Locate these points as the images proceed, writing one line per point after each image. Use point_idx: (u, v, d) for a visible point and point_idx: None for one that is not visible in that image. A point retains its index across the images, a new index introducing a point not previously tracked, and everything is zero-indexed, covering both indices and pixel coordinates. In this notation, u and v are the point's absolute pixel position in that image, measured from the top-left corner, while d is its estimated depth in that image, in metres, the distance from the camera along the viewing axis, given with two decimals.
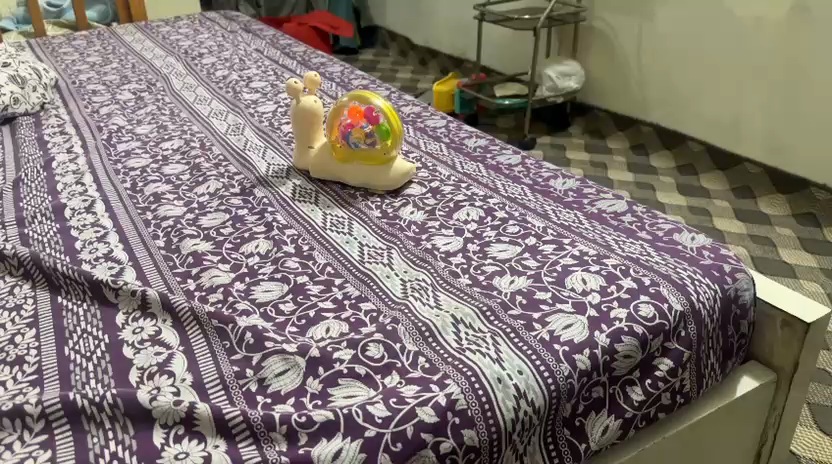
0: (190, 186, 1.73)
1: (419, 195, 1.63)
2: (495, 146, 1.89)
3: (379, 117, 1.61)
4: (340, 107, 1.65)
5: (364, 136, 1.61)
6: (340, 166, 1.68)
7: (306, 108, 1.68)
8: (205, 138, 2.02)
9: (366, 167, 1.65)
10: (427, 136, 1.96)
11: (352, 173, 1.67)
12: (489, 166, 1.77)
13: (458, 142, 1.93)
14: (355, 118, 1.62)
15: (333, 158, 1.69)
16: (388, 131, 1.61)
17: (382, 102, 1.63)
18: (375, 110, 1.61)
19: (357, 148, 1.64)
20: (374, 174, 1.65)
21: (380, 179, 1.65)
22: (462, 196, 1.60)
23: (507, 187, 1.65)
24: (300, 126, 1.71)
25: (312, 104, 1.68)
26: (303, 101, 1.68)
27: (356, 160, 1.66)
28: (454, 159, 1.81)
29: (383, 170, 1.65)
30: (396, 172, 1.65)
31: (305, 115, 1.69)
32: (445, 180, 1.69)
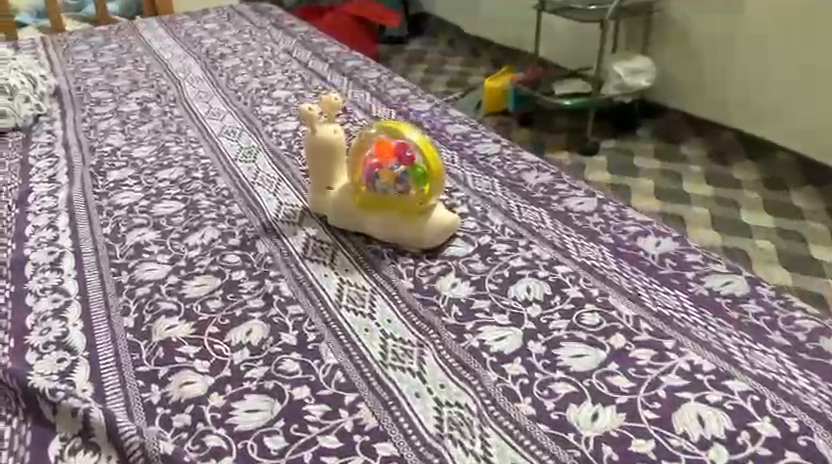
0: (181, 232, 1.40)
1: (464, 256, 1.25)
2: (562, 184, 1.50)
3: (414, 156, 1.25)
4: (365, 143, 1.30)
5: (394, 179, 1.25)
6: (366, 216, 1.32)
7: (324, 139, 1.32)
8: (210, 165, 1.68)
9: (397, 219, 1.28)
10: (476, 168, 1.59)
11: (380, 225, 1.30)
12: (556, 214, 1.38)
13: (515, 178, 1.54)
14: (384, 156, 1.26)
15: (357, 205, 1.33)
16: (425, 174, 1.24)
17: (419, 137, 1.26)
18: (408, 147, 1.25)
19: (386, 195, 1.27)
20: (407, 228, 1.28)
21: (416, 235, 1.27)
22: (520, 261, 1.23)
23: (579, 248, 1.26)
24: (315, 162, 1.35)
25: (331, 135, 1.33)
26: (319, 132, 1.32)
27: (385, 210, 1.29)
28: (510, 203, 1.43)
29: (419, 224, 1.27)
30: (437, 226, 1.27)
31: (321, 149, 1.33)
32: (499, 234, 1.32)
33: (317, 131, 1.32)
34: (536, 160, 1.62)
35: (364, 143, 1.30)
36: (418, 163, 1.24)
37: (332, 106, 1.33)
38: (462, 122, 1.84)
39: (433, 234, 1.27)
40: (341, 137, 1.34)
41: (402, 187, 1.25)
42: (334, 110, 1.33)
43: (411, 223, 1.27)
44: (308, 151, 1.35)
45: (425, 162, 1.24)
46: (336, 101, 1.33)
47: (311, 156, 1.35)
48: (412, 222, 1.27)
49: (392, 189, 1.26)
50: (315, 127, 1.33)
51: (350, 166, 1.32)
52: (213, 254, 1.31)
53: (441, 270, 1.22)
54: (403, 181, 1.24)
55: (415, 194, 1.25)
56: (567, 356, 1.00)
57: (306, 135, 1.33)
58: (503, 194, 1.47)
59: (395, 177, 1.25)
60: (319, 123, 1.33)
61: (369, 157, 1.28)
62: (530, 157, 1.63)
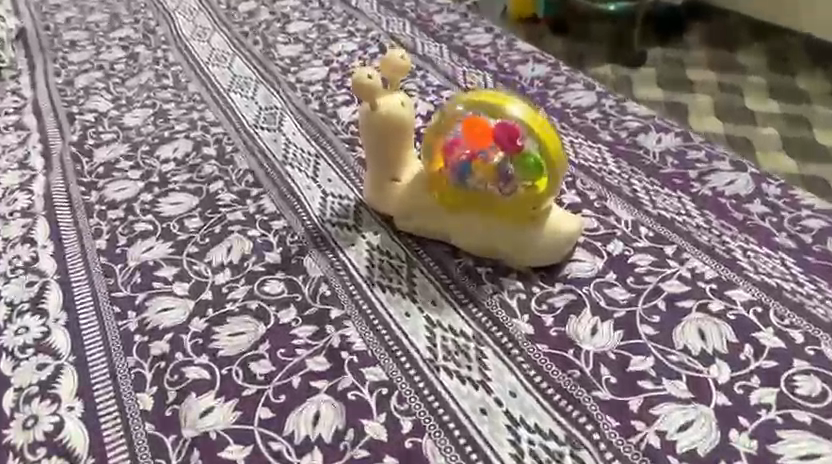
0: (200, 243, 1.05)
1: (597, 277, 0.91)
2: (696, 149, 1.14)
3: (520, 141, 0.88)
4: (446, 120, 0.93)
5: (494, 174, 0.90)
6: (451, 220, 0.97)
7: (387, 116, 0.96)
8: (224, 137, 1.31)
9: (497, 225, 0.93)
10: (573, 130, 1.22)
11: (471, 233, 0.96)
12: (702, 200, 1.03)
13: (629, 142, 1.17)
14: (476, 141, 0.90)
15: (438, 205, 0.98)
16: (538, 164, 0.89)
17: (523, 110, 0.88)
18: (510, 128, 0.88)
19: (481, 194, 0.93)
20: (517, 235, 0.92)
21: (523, 249, 0.92)
22: (677, 285, 0.89)
23: (751, 257, 0.92)
24: (374, 146, 0.99)
25: (397, 110, 0.96)
26: (381, 109, 0.96)
27: (478, 212, 0.95)
28: (633, 184, 1.08)
29: (528, 233, 0.92)
30: (553, 234, 0.92)
31: (382, 130, 0.97)
32: (634, 237, 0.97)
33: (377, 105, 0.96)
34: (649, 113, 1.24)
35: (444, 121, 0.93)
36: (527, 149, 0.89)
37: (396, 70, 0.95)
38: (537, 60, 1.45)
39: (550, 246, 0.92)
40: (410, 111, 0.97)
41: (504, 184, 0.90)
42: (399, 74, 0.96)
43: (516, 231, 0.92)
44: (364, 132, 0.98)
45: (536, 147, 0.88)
46: (401, 61, 0.95)
47: (368, 138, 0.99)
48: (517, 229, 0.92)
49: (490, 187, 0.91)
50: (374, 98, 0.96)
51: (426, 151, 0.97)
52: (248, 280, 0.98)
53: (570, 301, 0.88)
54: (507, 175, 0.90)
55: (524, 193, 0.90)
56: (793, 458, 0.69)
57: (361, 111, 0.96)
58: (621, 171, 1.11)
59: (495, 171, 0.90)
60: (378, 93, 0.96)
61: (455, 142, 0.92)
62: (640, 111, 1.25)
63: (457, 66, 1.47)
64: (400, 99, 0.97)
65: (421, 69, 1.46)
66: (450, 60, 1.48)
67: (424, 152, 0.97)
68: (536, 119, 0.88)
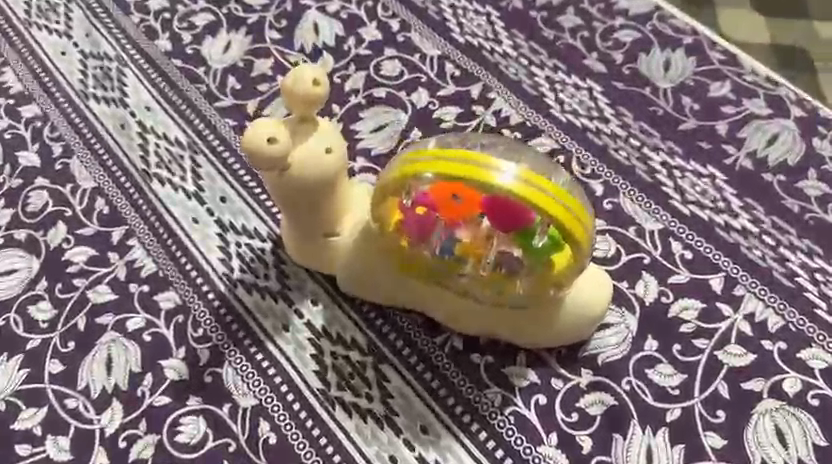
0: (64, 356, 0.74)
1: (635, 350, 0.68)
2: (719, 80, 0.84)
3: (523, 219, 0.58)
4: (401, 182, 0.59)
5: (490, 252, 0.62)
6: (426, 295, 0.68)
7: (308, 174, 0.61)
8: (44, 126, 0.88)
9: (494, 310, 0.66)
10: (548, 55, 0.87)
11: (457, 311, 0.68)
12: (744, 179, 0.76)
13: (628, 73, 0.85)
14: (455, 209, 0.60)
15: (402, 276, 0.68)
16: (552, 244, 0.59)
17: (523, 177, 0.56)
18: (502, 203, 0.57)
19: (469, 274, 0.64)
20: (531, 328, 0.66)
21: (534, 334, 0.66)
22: (739, 352, 0.67)
23: (821, 284, 0.70)
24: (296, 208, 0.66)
25: (319, 160, 0.61)
26: (296, 166, 0.61)
27: (468, 295, 0.66)
28: (649, 160, 0.78)
29: (538, 318, 0.65)
30: (572, 312, 0.65)
31: (305, 192, 0.63)
32: (669, 267, 0.72)
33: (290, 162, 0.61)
34: (645, 12, 0.90)
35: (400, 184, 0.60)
36: (534, 227, 0.59)
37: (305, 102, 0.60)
38: None
39: (570, 327, 0.66)
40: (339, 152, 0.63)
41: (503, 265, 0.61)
42: (312, 107, 0.60)
43: (523, 316, 0.65)
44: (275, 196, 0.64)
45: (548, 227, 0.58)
46: (310, 86, 0.59)
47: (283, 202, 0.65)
48: (523, 313, 0.65)
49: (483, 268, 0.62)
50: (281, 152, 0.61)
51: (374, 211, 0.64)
52: (151, 421, 0.69)
53: (609, 407, 0.65)
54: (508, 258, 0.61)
55: (533, 277, 0.62)
56: None
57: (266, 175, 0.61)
58: (628, 135, 0.80)
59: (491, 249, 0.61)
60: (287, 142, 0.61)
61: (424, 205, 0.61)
62: (633, 9, 0.90)
63: None
64: (321, 141, 0.61)
65: None
66: None
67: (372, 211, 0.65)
68: (546, 188, 0.56)
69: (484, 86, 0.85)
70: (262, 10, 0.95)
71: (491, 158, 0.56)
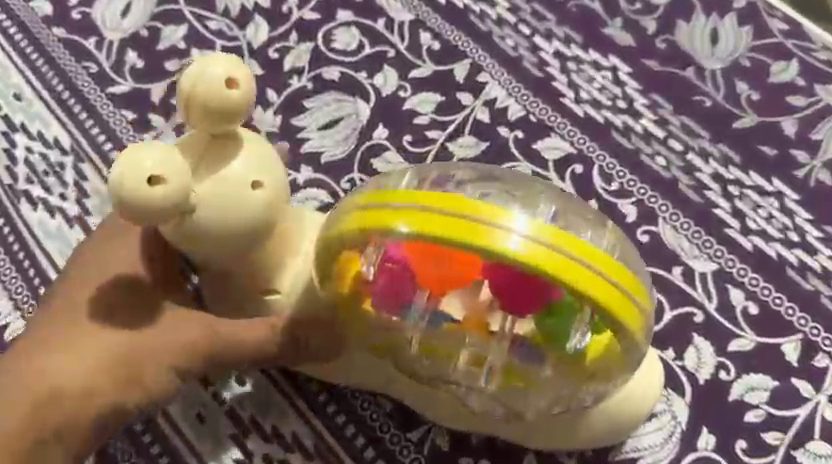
0: None
1: (686, 450, 0.50)
2: (783, 59, 0.63)
3: (546, 298, 0.38)
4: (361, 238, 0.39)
5: (498, 343, 0.41)
6: (404, 391, 0.49)
7: (219, 219, 0.40)
8: None
9: (501, 415, 0.46)
10: (557, 20, 0.65)
11: (444, 407, 0.48)
12: (822, 199, 0.57)
13: (664, 47, 0.63)
14: (443, 277, 0.40)
15: (371, 361, 0.48)
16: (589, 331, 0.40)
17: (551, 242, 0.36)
18: (514, 276, 0.38)
19: (466, 373, 0.43)
20: (553, 431, 0.47)
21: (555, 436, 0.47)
22: (825, 451, 0.50)
23: None
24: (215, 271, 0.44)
25: (241, 208, 0.40)
26: (204, 217, 0.40)
27: (464, 397, 0.46)
28: (696, 171, 0.58)
29: (562, 418, 0.46)
30: (607, 406, 0.46)
31: (220, 247, 0.41)
32: (729, 328, 0.53)
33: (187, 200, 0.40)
34: None
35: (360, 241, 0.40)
36: (563, 311, 0.39)
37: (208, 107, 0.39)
38: None
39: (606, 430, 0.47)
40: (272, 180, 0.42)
41: (514, 363, 0.41)
42: (229, 121, 0.40)
43: (539, 417, 0.46)
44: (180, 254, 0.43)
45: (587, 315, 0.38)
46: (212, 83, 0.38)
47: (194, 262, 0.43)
48: (541, 415, 0.46)
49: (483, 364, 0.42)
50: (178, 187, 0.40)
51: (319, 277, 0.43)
52: None
53: None
54: (523, 351, 0.41)
55: (559, 379, 0.42)
56: None
57: (157, 226, 0.40)
58: (667, 135, 0.59)
59: (501, 340, 0.40)
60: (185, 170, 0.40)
61: (394, 274, 0.40)
62: None
63: None
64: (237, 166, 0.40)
65: None
66: None
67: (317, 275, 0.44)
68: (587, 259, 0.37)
69: (472, 65, 0.63)
70: None
71: (495, 207, 0.37)
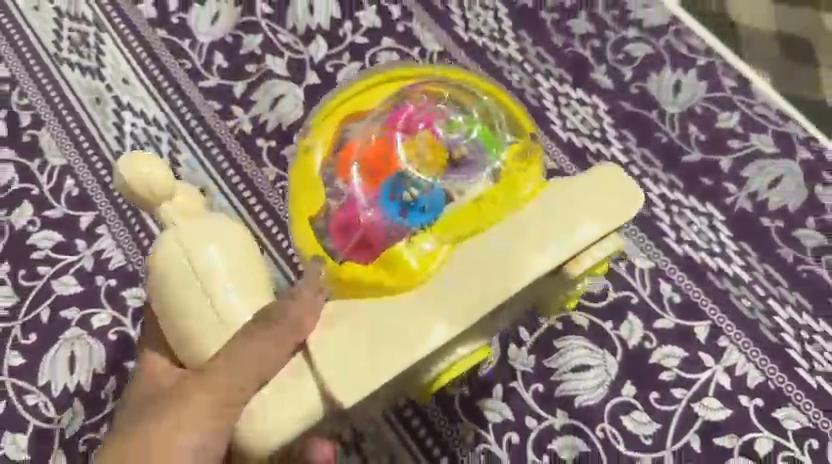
0: (25, 347, 0.72)
1: (612, 394, 0.67)
2: (729, 110, 0.80)
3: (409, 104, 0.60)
4: (315, 192, 0.60)
5: (436, 167, 0.58)
6: (439, 302, 0.49)
7: (186, 285, 0.49)
8: (14, 91, 0.85)
9: (491, 255, 0.49)
10: (557, 62, 0.82)
11: (473, 288, 0.49)
12: (743, 222, 0.74)
13: (636, 91, 0.81)
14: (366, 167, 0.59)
15: (401, 308, 0.49)
16: (460, 131, 0.60)
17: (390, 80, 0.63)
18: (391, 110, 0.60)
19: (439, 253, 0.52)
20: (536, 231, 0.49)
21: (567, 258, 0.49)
22: (715, 406, 0.67)
23: (806, 343, 0.69)
24: (206, 326, 0.49)
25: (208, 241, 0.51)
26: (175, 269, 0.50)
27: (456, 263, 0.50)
28: (648, 191, 0.75)
29: (548, 245, 0.49)
30: (585, 194, 0.50)
31: (196, 294, 0.49)
32: (657, 311, 0.70)
33: (159, 283, 0.51)
34: (661, 23, 0.85)
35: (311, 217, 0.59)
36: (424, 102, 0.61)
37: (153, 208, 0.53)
38: None
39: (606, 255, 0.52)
40: (231, 234, 0.52)
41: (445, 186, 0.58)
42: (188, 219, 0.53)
43: (536, 263, 0.48)
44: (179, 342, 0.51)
45: (452, 108, 0.61)
46: (139, 185, 0.52)
47: (183, 331, 0.50)
48: (534, 259, 0.49)
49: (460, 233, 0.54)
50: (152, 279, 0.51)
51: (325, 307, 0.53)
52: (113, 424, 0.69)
53: (581, 452, 0.65)
54: (454, 171, 0.58)
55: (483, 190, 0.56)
56: None
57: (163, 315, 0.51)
58: (630, 161, 0.77)
59: (423, 144, 0.59)
60: (153, 265, 0.51)
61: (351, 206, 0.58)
62: (650, 18, 0.85)
63: None
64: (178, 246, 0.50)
65: None
66: None
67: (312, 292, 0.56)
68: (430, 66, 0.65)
69: None
70: None
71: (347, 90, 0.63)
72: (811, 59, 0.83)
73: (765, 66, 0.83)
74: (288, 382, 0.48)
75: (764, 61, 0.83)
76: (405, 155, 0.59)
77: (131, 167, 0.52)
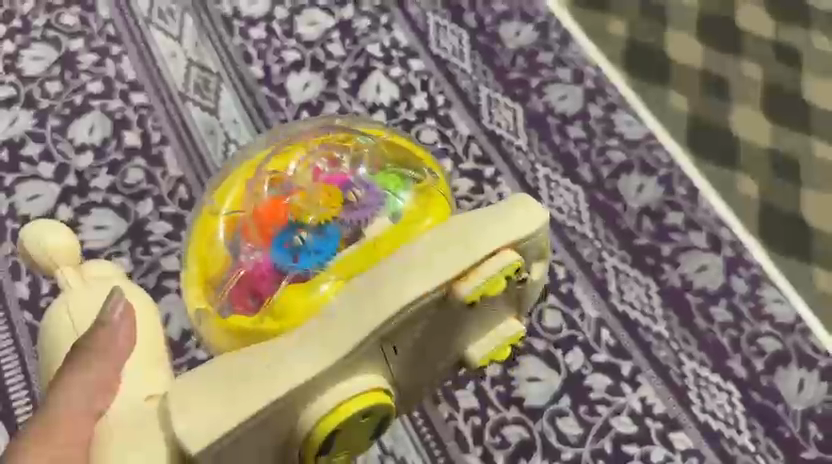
0: None
1: (552, 402, 0.92)
2: (677, 210, 1.06)
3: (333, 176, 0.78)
4: (209, 242, 0.78)
5: (320, 212, 0.75)
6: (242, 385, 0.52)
7: (62, 332, 0.68)
8: (148, 115, 1.12)
9: (337, 321, 0.55)
10: (554, 156, 1.10)
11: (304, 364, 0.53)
12: (670, 295, 1.00)
13: (609, 186, 1.08)
14: (259, 230, 0.75)
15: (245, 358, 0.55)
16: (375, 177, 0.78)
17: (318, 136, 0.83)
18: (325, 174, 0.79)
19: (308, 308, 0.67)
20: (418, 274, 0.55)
21: (466, 267, 0.56)
22: (627, 422, 0.91)
23: (701, 388, 0.94)
24: (66, 339, 0.67)
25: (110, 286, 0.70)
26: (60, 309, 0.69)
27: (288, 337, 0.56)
28: (604, 260, 1.02)
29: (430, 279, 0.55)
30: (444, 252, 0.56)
31: (62, 319, 0.68)
32: (595, 347, 0.95)
33: (45, 345, 0.69)
34: (637, 138, 1.12)
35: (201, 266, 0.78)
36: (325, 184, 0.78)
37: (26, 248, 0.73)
38: (527, 16, 1.21)
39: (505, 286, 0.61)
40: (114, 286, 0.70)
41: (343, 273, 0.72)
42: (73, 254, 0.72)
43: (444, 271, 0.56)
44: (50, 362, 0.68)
45: (357, 163, 0.79)
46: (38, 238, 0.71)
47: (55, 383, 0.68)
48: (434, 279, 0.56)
49: (343, 266, 0.72)
50: (62, 305, 0.69)
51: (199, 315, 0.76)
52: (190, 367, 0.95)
53: (523, 438, 0.90)
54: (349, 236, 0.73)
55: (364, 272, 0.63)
56: None
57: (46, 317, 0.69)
58: (595, 237, 1.03)
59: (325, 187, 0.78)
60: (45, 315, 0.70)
61: (255, 268, 0.74)
62: (628, 133, 1.12)
63: (429, 9, 1.20)
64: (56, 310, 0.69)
65: (385, 13, 1.20)
66: None
67: (204, 329, 0.76)
68: (342, 129, 0.84)
69: (496, 170, 1.08)
70: (339, 61, 1.16)
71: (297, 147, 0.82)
72: (770, 170, 1.10)
73: (704, 155, 1.11)
74: (207, 393, 0.52)
75: (704, 151, 1.11)
76: (296, 200, 0.76)
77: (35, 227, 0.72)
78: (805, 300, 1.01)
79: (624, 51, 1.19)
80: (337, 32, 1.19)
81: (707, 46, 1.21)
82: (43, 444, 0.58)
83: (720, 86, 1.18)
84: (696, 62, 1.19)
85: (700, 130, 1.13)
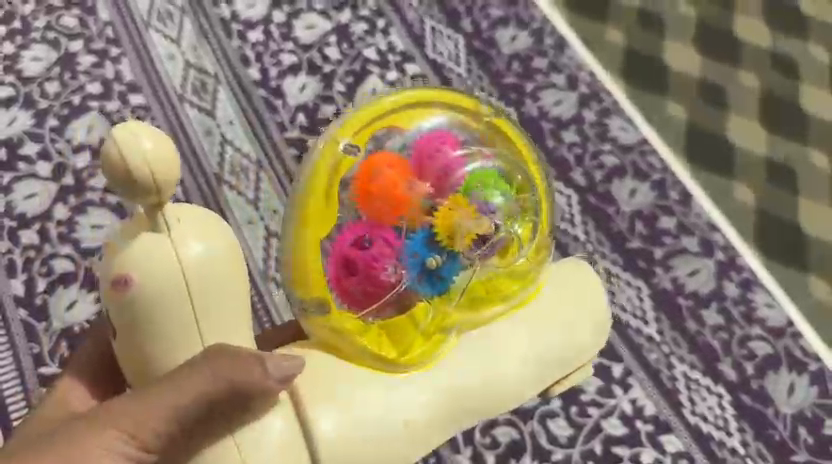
0: None
1: (542, 403, 0.92)
2: (669, 215, 1.07)
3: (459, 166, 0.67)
4: (321, 202, 0.65)
5: (461, 240, 0.66)
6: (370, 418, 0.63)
7: (169, 307, 0.58)
8: (146, 116, 1.13)
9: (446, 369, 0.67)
10: (547, 159, 1.11)
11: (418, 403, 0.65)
12: (661, 298, 1.01)
13: (602, 190, 1.09)
14: (378, 214, 0.64)
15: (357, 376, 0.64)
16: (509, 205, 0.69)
17: (443, 100, 0.71)
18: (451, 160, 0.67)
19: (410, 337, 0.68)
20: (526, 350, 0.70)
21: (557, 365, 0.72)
22: (617, 424, 0.92)
23: (692, 391, 0.94)
24: (171, 312, 0.58)
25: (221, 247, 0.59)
26: (161, 280, 0.57)
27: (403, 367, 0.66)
28: (596, 263, 1.02)
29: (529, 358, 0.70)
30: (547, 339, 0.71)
31: (161, 290, 0.57)
32: None
33: (134, 319, 0.58)
34: (630, 143, 1.13)
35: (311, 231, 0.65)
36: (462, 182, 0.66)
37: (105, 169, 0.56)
38: (522, 21, 1.22)
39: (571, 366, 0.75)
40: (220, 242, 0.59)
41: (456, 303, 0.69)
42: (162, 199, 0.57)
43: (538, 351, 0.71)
44: (151, 339, 0.59)
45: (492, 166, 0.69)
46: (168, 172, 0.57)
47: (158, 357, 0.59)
48: (534, 370, 0.71)
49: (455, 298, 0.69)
50: (154, 273, 0.57)
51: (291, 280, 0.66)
52: None
53: (512, 438, 0.90)
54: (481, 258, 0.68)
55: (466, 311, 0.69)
56: None
57: (132, 288, 0.57)
58: (587, 240, 1.04)
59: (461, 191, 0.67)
60: (122, 287, 0.57)
61: (366, 246, 0.64)
62: (622, 138, 1.13)
63: (426, 14, 1.22)
64: (149, 279, 0.57)
65: (382, 18, 1.21)
66: (419, 3, 1.22)
67: (293, 296, 0.67)
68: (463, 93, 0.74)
69: None
70: (336, 64, 1.18)
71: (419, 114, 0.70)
72: (763, 177, 1.12)
73: (699, 160, 1.13)
74: (376, 440, 0.63)
75: (700, 156, 1.13)
76: (436, 212, 0.65)
77: (120, 151, 0.55)
78: (797, 307, 1.02)
79: (621, 59, 1.20)
80: (334, 36, 1.20)
81: (706, 54, 1.23)
82: (148, 415, 0.57)
83: (717, 93, 1.19)
84: (694, 70, 1.21)
85: (696, 136, 1.14)
